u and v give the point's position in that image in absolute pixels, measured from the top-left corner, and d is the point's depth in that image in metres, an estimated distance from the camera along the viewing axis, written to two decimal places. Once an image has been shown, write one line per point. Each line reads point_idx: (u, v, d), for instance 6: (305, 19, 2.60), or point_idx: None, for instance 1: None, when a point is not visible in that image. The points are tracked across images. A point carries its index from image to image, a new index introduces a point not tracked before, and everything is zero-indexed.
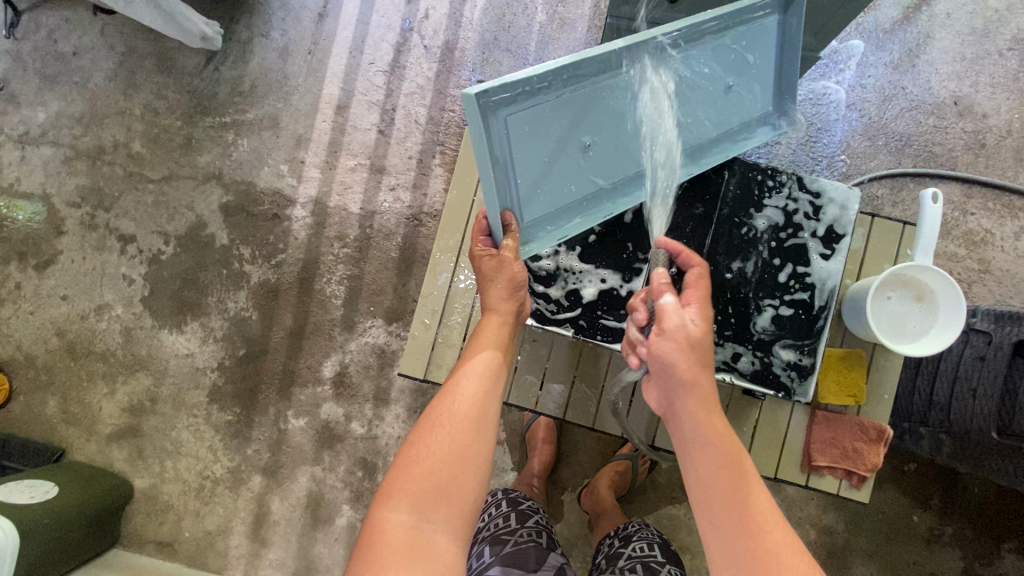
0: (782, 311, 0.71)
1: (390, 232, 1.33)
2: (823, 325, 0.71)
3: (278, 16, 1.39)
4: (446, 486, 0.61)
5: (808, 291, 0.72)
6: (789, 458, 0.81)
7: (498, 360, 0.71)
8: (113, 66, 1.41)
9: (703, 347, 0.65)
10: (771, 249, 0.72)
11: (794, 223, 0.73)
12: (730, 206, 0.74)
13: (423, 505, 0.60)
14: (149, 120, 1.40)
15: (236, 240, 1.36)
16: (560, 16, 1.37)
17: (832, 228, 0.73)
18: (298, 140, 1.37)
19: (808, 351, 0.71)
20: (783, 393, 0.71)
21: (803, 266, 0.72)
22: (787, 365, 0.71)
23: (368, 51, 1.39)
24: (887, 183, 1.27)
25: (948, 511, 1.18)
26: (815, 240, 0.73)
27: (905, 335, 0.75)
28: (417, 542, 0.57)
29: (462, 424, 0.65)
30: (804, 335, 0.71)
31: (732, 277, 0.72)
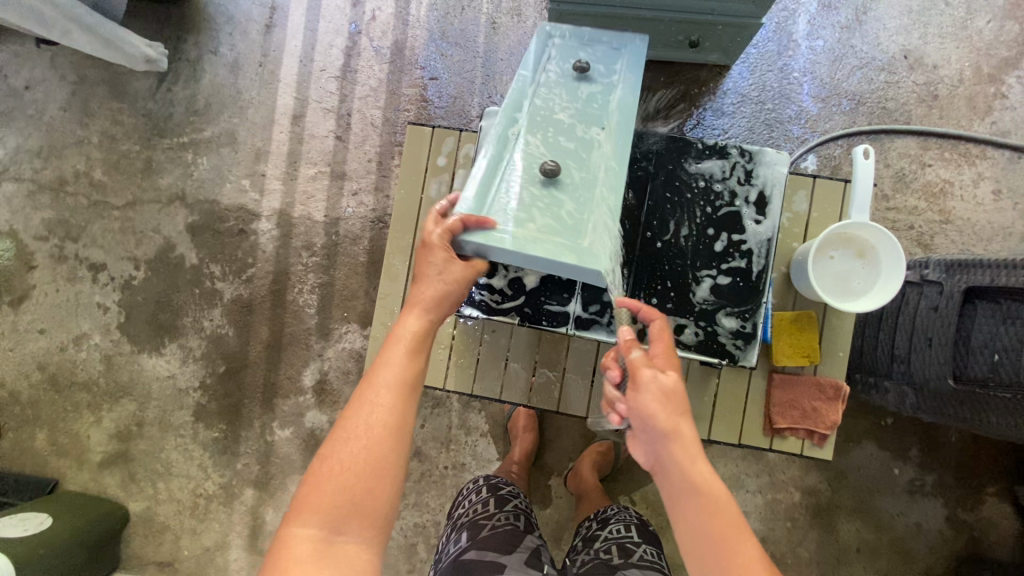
0: (720, 281, 0.72)
1: (357, 236, 1.34)
2: (761, 290, 0.72)
3: (226, 31, 1.39)
4: (363, 500, 0.60)
5: (745, 258, 0.72)
6: (751, 422, 0.82)
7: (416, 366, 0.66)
8: (66, 96, 1.41)
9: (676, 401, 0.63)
10: (704, 220, 0.73)
11: (726, 192, 0.73)
12: (662, 179, 0.74)
13: (336, 519, 0.59)
14: (107, 147, 1.40)
15: (206, 258, 1.36)
16: (507, 5, 1.37)
17: (764, 192, 0.73)
18: (257, 154, 1.37)
19: (749, 317, 0.72)
20: (728, 360, 0.72)
21: (737, 233, 0.73)
22: (731, 333, 0.72)
23: (319, 58, 1.38)
24: (842, 143, 1.28)
25: (927, 461, 1.20)
26: (749, 206, 0.73)
27: (850, 293, 0.76)
28: (327, 554, 0.57)
29: (377, 432, 0.62)
30: (744, 301, 0.72)
31: (669, 252, 0.73)
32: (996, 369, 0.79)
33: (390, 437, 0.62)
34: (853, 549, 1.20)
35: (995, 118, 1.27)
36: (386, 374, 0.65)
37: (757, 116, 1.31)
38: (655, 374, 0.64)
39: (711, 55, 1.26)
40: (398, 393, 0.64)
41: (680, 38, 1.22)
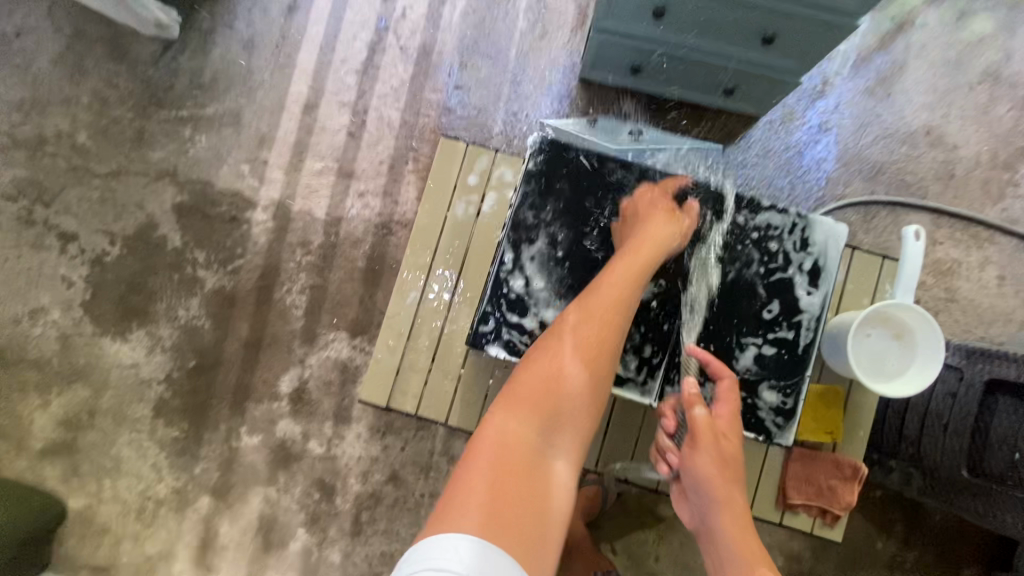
0: (765, 350, 0.69)
1: (358, 240, 1.26)
2: (807, 366, 0.69)
3: (244, 7, 1.31)
4: (538, 458, 0.63)
5: (793, 330, 0.70)
6: (764, 495, 0.79)
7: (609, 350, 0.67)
8: (58, 49, 1.31)
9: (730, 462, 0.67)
10: (756, 287, 0.71)
11: (780, 261, 0.71)
12: (717, 239, 0.72)
13: (515, 471, 0.61)
14: (97, 110, 1.30)
15: (190, 243, 1.27)
16: (542, 24, 1.33)
17: (818, 262, 0.71)
18: (261, 139, 1.29)
19: (792, 393, 0.69)
20: (763, 436, 0.69)
21: (789, 303, 0.70)
22: (770, 408, 0.69)
23: (340, 49, 1.32)
24: (859, 210, 1.28)
25: (912, 539, 1.19)
26: (802, 275, 0.70)
27: (884, 373, 0.73)
28: (507, 508, 0.59)
29: (567, 379, 0.66)
30: (787, 375, 0.69)
31: (716, 313, 0.71)
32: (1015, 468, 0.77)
33: (567, 398, 0.65)
34: None
35: (1006, 205, 1.29)
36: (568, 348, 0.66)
37: (781, 171, 1.30)
38: (714, 434, 0.66)
39: (741, 104, 1.25)
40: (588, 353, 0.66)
41: (715, 85, 1.20)
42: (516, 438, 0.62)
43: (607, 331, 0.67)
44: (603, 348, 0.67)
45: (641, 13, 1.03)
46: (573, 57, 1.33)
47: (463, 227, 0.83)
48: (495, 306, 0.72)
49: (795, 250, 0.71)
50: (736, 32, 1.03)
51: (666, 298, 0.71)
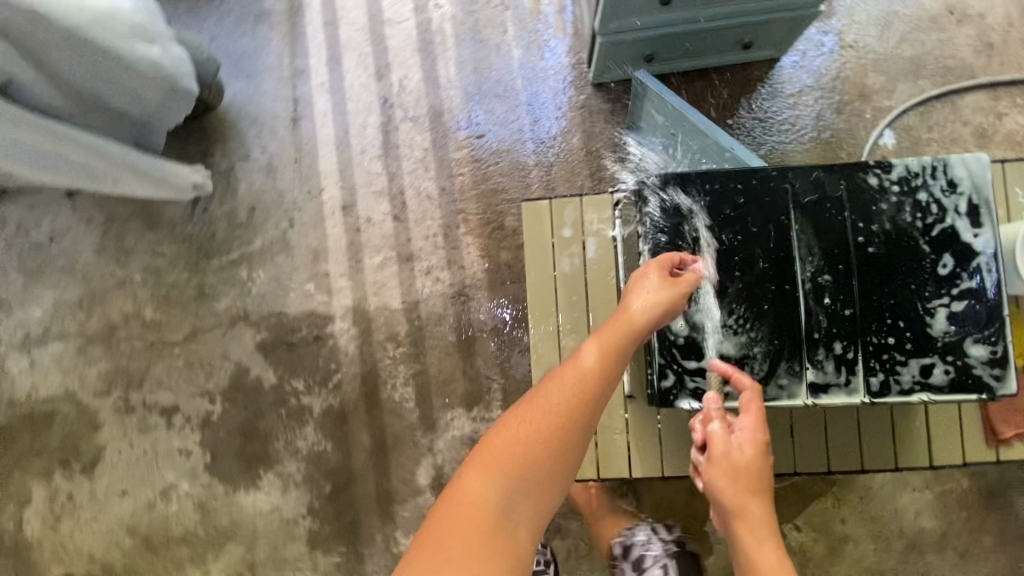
0: (954, 307, 0.66)
1: (441, 316, 1.26)
2: (1003, 310, 0.66)
3: (253, 134, 1.32)
4: (544, 462, 0.57)
5: (974, 277, 0.67)
6: (970, 436, 0.76)
7: (619, 361, 0.65)
8: (97, 238, 1.32)
9: (748, 476, 0.64)
10: (924, 243, 0.68)
11: (936, 209, 0.68)
12: (867, 209, 0.69)
13: (517, 478, 0.55)
14: (153, 282, 1.31)
15: (285, 375, 1.27)
16: (537, 46, 1.32)
17: (973, 200, 0.68)
18: (315, 253, 1.29)
19: (999, 340, 0.66)
20: (986, 394, 0.66)
21: (959, 251, 0.67)
22: (982, 362, 0.66)
23: (356, 141, 1.32)
24: (913, 112, 1.24)
25: None
26: (961, 218, 0.68)
27: None
28: (505, 521, 0.52)
29: (561, 411, 0.60)
30: (986, 325, 0.66)
31: (895, 287, 0.67)
32: None
33: (575, 406, 0.60)
34: None
35: None
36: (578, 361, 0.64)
37: (822, 100, 1.26)
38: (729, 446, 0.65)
39: (762, 52, 1.23)
40: (579, 396, 0.61)
41: (733, 42, 1.18)
42: (508, 461, 0.56)
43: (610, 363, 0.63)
44: (602, 386, 0.62)
45: (648, 4, 1.01)
46: (577, 66, 1.31)
47: (578, 279, 0.82)
48: (668, 356, 0.71)
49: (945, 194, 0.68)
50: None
51: (837, 285, 0.68)
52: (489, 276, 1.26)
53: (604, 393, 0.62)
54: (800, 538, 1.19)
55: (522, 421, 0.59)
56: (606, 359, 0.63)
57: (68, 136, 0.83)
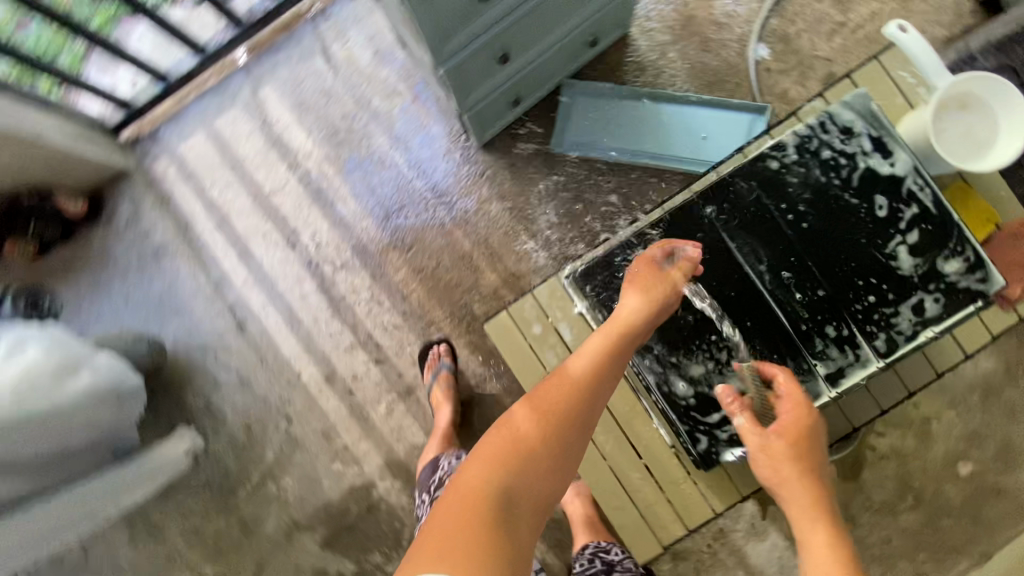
0: (912, 239, 0.70)
1: (467, 426, 1.25)
2: (954, 219, 0.70)
3: (210, 360, 1.31)
4: (548, 460, 0.59)
5: (915, 202, 0.71)
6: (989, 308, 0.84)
7: (618, 358, 0.66)
8: (126, 529, 1.31)
9: (799, 448, 0.67)
10: (852, 197, 0.72)
11: (844, 161, 0.73)
12: (789, 194, 0.74)
13: (519, 469, 0.57)
14: (198, 541, 1.29)
15: (361, 556, 1.26)
16: (413, 141, 1.32)
17: (874, 135, 0.73)
18: (325, 433, 1.28)
19: (966, 246, 0.69)
20: (981, 299, 0.69)
21: (889, 187, 0.71)
22: (961, 273, 0.70)
23: (305, 314, 1.32)
24: (770, 14, 1.25)
25: None
26: (874, 157, 0.72)
27: (986, 143, 0.71)
28: (506, 508, 0.55)
29: (569, 414, 0.61)
30: (948, 240, 0.70)
31: (852, 247, 0.72)
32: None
33: (580, 411, 0.62)
34: None
35: None
36: (574, 364, 0.65)
37: (687, 48, 1.27)
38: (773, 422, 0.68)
39: (611, 37, 1.24)
40: (585, 395, 0.62)
41: (583, 44, 1.18)
42: (507, 462, 0.57)
43: (604, 362, 0.65)
44: (598, 382, 0.64)
45: (488, 67, 1.01)
46: (458, 138, 1.32)
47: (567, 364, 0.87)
48: (689, 421, 0.75)
49: (843, 145, 0.73)
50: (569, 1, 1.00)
51: (801, 274, 0.72)
52: (489, 367, 1.26)
53: (596, 395, 0.64)
54: (888, 441, 1.19)
55: (526, 417, 0.61)
56: (599, 362, 0.65)
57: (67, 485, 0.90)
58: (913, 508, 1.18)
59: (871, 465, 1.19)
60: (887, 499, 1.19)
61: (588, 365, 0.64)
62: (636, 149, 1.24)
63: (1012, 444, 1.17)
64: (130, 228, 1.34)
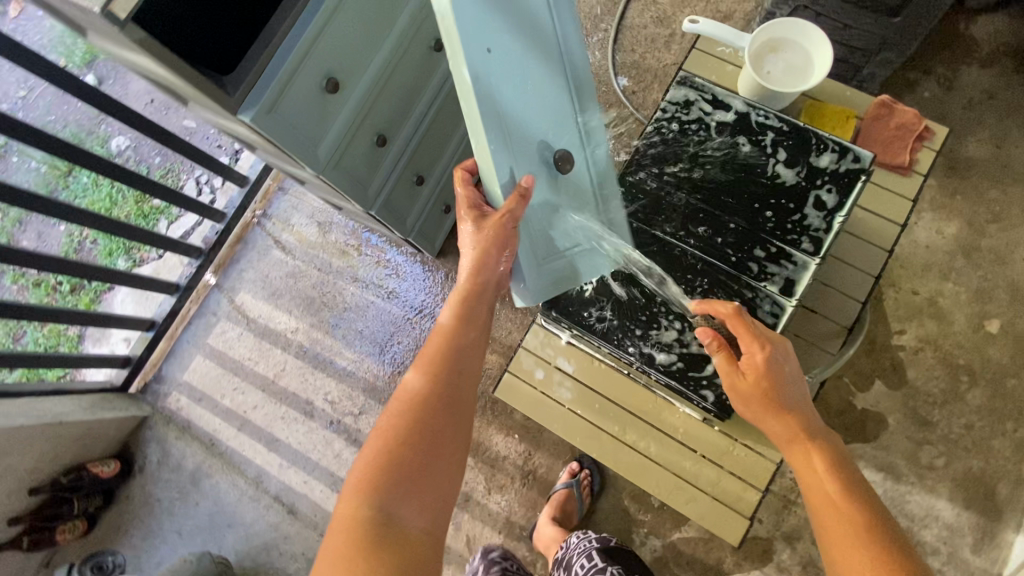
0: (783, 156, 0.72)
1: (533, 504, 1.25)
2: (809, 130, 0.72)
3: (275, 555, 1.31)
4: (429, 437, 0.61)
5: (777, 127, 0.73)
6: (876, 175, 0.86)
7: (465, 347, 0.66)
8: None
9: (756, 401, 0.67)
10: (708, 138, 0.74)
11: (694, 126, 0.75)
12: (661, 168, 0.75)
13: (403, 479, 0.58)
14: None
15: None
16: (378, 278, 1.46)
17: (729, 107, 0.75)
18: None
19: (825, 139, 0.72)
20: (864, 175, 0.70)
21: (741, 135, 0.73)
22: (836, 159, 0.71)
23: (344, 470, 1.36)
24: (616, 54, 1.46)
25: (929, 67, 1.29)
26: (718, 115, 0.75)
27: (776, 54, 0.85)
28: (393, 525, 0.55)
29: (438, 405, 0.62)
30: (810, 143, 0.72)
31: (754, 201, 0.72)
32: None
33: (451, 391, 0.64)
34: (998, 149, 1.24)
35: None
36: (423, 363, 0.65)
37: None
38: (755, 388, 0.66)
39: None
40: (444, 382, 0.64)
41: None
42: (392, 466, 0.58)
43: (463, 300, 0.67)
44: (449, 365, 0.65)
45: (410, 192, 1.16)
46: (412, 258, 1.46)
47: (583, 391, 0.87)
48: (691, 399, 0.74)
49: (682, 108, 0.76)
50: (451, 112, 1.15)
51: (719, 227, 0.72)
52: (528, 441, 1.28)
53: (463, 365, 0.65)
54: (913, 334, 1.19)
55: (404, 400, 0.62)
56: (435, 409, 0.62)
57: None
58: (974, 384, 1.16)
59: (912, 364, 1.19)
60: (947, 388, 1.17)
61: (433, 364, 0.64)
62: (474, 80, 0.59)
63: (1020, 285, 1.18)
64: (164, 466, 1.41)
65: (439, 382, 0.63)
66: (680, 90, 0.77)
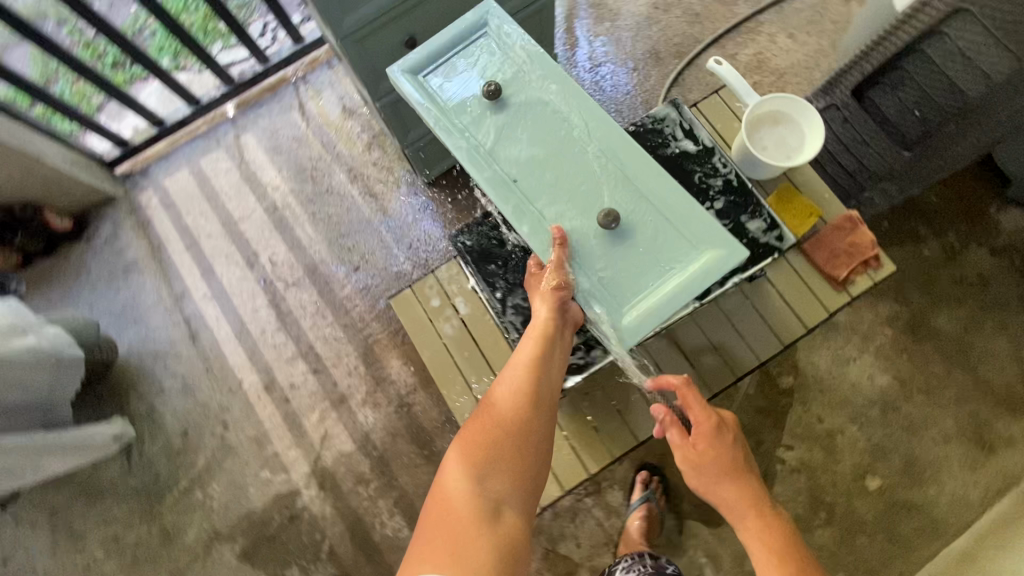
0: (718, 205, 0.81)
1: (394, 433, 1.30)
2: (751, 191, 0.81)
3: (159, 367, 1.38)
4: (511, 433, 0.71)
5: (725, 178, 0.82)
6: (813, 279, 0.88)
7: (543, 355, 0.76)
8: (46, 537, 1.29)
9: (704, 469, 0.76)
10: (662, 157, 0.83)
11: (662, 142, 0.84)
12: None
13: (491, 468, 0.68)
14: (116, 550, 1.28)
15: (278, 569, 1.25)
16: (368, 178, 1.51)
17: (698, 140, 0.83)
18: (259, 440, 1.32)
19: (761, 208, 0.80)
20: (775, 254, 0.78)
21: (694, 170, 0.82)
22: (763, 230, 0.79)
23: (253, 325, 1.41)
24: (674, 86, 1.49)
25: (940, 229, 1.30)
26: (685, 143, 0.83)
27: (777, 125, 0.87)
28: (483, 505, 0.65)
29: (519, 407, 0.72)
30: (745, 205, 0.80)
31: None
32: (923, 120, 0.87)
33: (531, 398, 0.73)
34: (964, 333, 1.24)
35: None
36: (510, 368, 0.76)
37: (604, 111, 1.50)
38: (702, 458, 0.75)
39: None
40: (523, 387, 0.73)
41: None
42: (484, 454, 0.69)
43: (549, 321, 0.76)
44: (536, 373, 0.74)
45: (421, 108, 1.21)
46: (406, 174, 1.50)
47: (463, 336, 0.92)
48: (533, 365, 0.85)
49: (656, 123, 0.85)
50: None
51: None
52: (420, 377, 1.33)
53: (547, 376, 0.75)
54: (798, 454, 1.21)
55: (494, 400, 0.73)
56: (518, 410, 0.72)
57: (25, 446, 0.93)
58: (827, 524, 1.17)
59: (784, 480, 1.20)
60: (802, 515, 1.18)
61: (527, 369, 0.74)
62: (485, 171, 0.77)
63: (916, 460, 1.19)
64: (108, 245, 1.49)
65: (518, 390, 0.73)
66: (670, 108, 0.85)
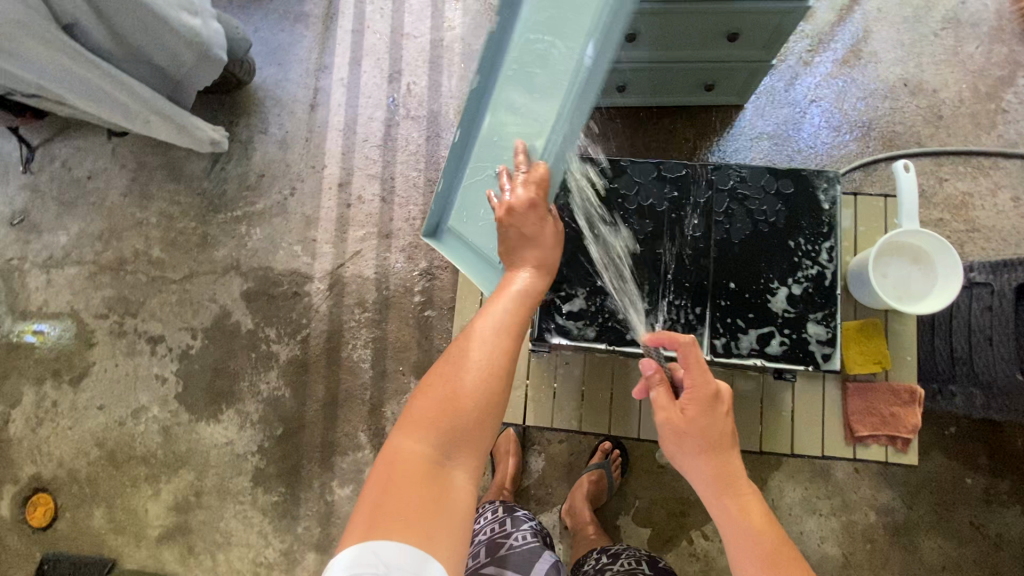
0: (795, 289, 0.80)
1: (407, 288, 1.39)
2: (833, 297, 0.80)
3: (274, 113, 1.51)
4: (475, 393, 0.63)
5: (819, 270, 0.81)
6: (833, 416, 0.86)
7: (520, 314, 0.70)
8: (126, 182, 1.51)
9: (690, 438, 0.71)
10: (773, 215, 0.82)
11: (789, 199, 0.83)
12: (734, 191, 0.84)
13: (443, 435, 0.60)
14: (165, 226, 1.49)
15: (261, 322, 1.42)
16: None
17: (822, 219, 0.82)
18: (308, 220, 1.45)
19: (831, 319, 0.79)
20: (811, 365, 0.79)
21: (799, 243, 0.81)
22: (817, 339, 0.79)
23: (361, 130, 1.49)
24: (860, 170, 1.35)
25: (999, 470, 1.18)
26: (809, 212, 0.82)
27: (915, 261, 0.80)
28: (432, 471, 0.58)
29: (485, 364, 0.64)
30: (820, 307, 0.80)
31: (747, 278, 0.81)
32: None
33: (500, 357, 0.66)
34: (939, 568, 1.16)
35: (1000, 132, 1.34)
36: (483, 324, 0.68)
37: (774, 149, 1.39)
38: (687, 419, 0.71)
39: (725, 97, 1.36)
40: (494, 343, 0.66)
41: (697, 82, 1.30)
42: (440, 416, 0.61)
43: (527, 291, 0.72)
44: (509, 334, 0.68)
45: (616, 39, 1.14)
46: None
47: None
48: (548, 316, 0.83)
49: (795, 180, 0.83)
50: (705, 32, 1.12)
51: (700, 255, 0.82)
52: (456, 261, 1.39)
53: (516, 341, 0.68)
54: (706, 544, 1.21)
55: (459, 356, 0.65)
56: (488, 366, 0.64)
57: (146, 100, 1.07)
58: None
59: (679, 555, 1.21)
60: None
61: (499, 325, 0.68)
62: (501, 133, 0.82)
63: None
64: None
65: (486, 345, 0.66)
66: (820, 173, 0.83)
